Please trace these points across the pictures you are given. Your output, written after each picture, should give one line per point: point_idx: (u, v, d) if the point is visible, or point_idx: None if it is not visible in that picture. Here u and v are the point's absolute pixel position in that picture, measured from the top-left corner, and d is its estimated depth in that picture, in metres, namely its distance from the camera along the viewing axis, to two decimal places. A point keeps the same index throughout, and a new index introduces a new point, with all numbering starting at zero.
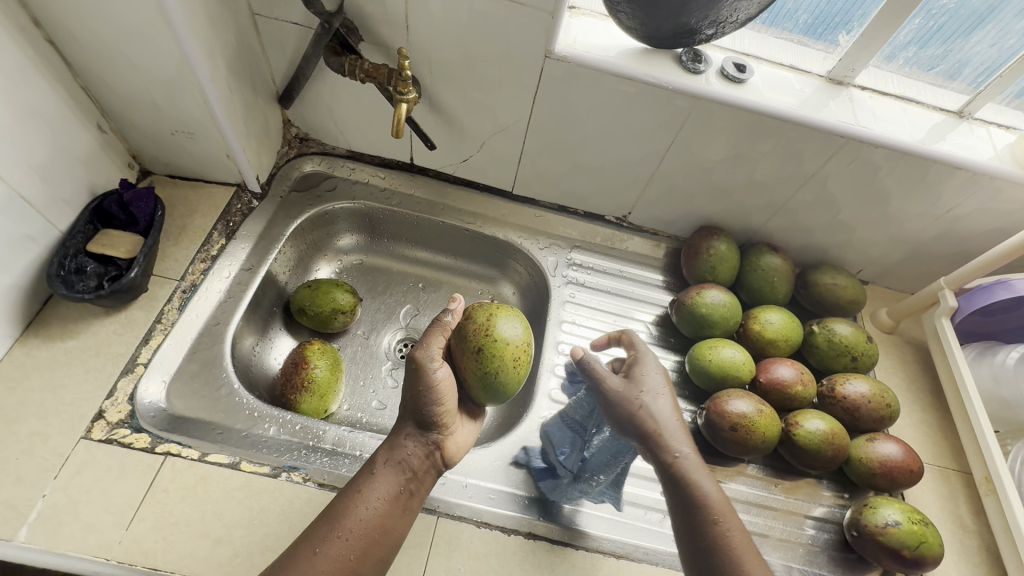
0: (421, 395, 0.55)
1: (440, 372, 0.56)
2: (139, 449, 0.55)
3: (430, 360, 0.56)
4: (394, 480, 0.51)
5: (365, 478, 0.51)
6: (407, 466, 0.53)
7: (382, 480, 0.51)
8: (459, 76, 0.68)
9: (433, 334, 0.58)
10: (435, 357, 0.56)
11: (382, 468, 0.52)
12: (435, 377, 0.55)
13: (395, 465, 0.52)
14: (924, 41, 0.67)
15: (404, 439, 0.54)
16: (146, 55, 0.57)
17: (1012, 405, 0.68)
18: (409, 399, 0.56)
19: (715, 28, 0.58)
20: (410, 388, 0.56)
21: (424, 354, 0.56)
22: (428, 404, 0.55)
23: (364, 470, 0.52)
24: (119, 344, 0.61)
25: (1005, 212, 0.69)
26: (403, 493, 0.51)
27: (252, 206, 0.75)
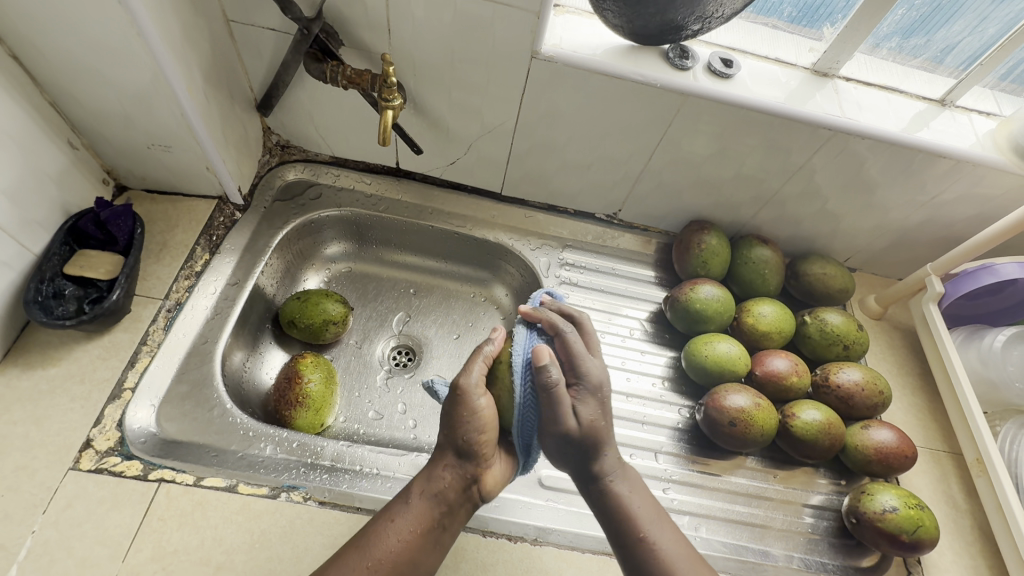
0: (460, 423, 0.52)
1: (483, 401, 0.52)
2: (131, 477, 0.53)
3: (474, 387, 0.52)
4: (427, 512, 0.50)
5: (399, 507, 0.50)
6: (442, 497, 0.51)
7: (415, 511, 0.50)
8: (444, 79, 0.66)
9: (476, 358, 0.54)
10: (479, 384, 0.53)
11: (417, 498, 0.50)
12: (478, 407, 0.52)
13: (431, 496, 0.51)
14: (907, 31, 0.68)
15: (443, 469, 0.52)
16: (118, 68, 0.55)
17: (999, 386, 0.70)
18: (451, 424, 0.53)
19: (702, 24, 0.58)
20: (452, 414, 0.52)
21: (469, 381, 0.52)
22: (468, 433, 0.52)
23: (399, 497, 0.51)
24: (104, 369, 0.59)
25: (987, 197, 0.70)
26: (435, 527, 0.50)
27: (235, 218, 0.73)
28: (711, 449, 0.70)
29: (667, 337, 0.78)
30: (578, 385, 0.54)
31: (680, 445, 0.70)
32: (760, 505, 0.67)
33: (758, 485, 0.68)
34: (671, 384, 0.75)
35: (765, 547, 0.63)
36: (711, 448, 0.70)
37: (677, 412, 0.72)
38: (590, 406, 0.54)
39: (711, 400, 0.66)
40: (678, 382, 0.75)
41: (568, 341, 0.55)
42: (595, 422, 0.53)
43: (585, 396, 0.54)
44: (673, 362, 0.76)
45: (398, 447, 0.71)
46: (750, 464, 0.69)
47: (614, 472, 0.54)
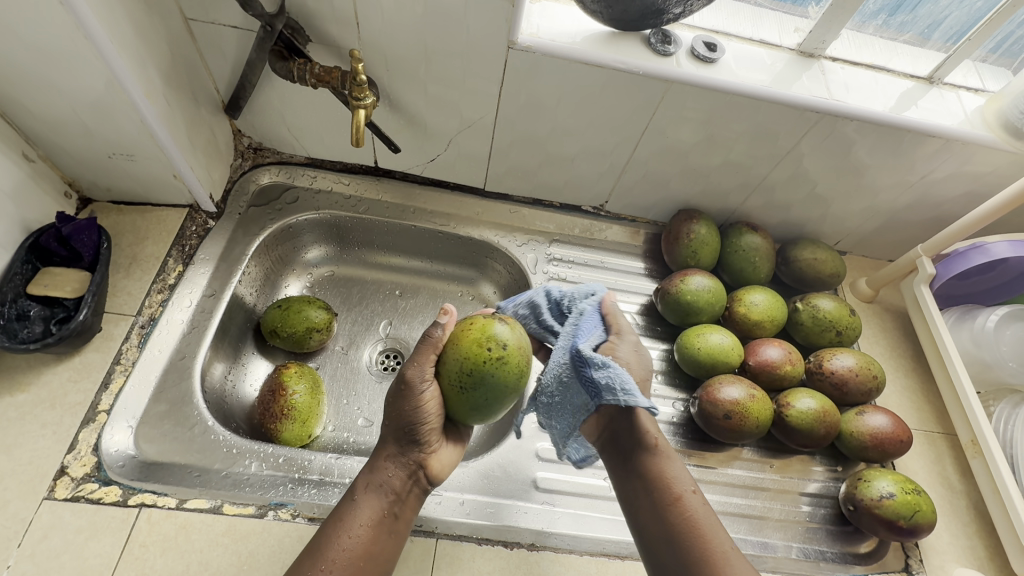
0: (403, 414, 0.51)
1: (428, 391, 0.50)
2: (109, 504, 0.51)
3: (418, 379, 0.50)
4: (377, 505, 0.49)
5: (347, 507, 0.48)
6: (391, 488, 0.50)
7: (365, 506, 0.49)
8: (419, 74, 0.64)
9: (425, 346, 0.50)
10: (426, 375, 0.50)
11: (364, 493, 0.49)
12: (422, 398, 0.50)
13: (377, 489, 0.50)
14: (893, 9, 0.67)
15: (385, 460, 0.51)
16: (70, 76, 0.52)
17: (991, 366, 0.70)
18: (391, 414, 0.51)
19: (683, 6, 0.55)
20: (394, 408, 0.51)
21: (415, 374, 0.50)
22: (416, 423, 0.50)
23: (345, 497, 0.50)
24: (76, 392, 0.57)
25: (977, 176, 0.69)
26: (386, 517, 0.49)
27: (208, 226, 0.70)
28: (706, 442, 0.69)
29: (660, 330, 0.77)
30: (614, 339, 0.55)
31: (676, 439, 0.69)
32: (757, 496, 0.66)
33: (754, 475, 0.67)
34: (664, 377, 0.74)
35: (764, 540, 0.63)
36: (706, 441, 0.69)
37: (671, 406, 0.71)
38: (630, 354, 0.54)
39: (705, 392, 0.65)
40: (672, 375, 0.74)
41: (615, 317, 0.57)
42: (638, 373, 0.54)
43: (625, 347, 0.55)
44: (666, 356, 0.75)
45: None
46: (746, 455, 0.69)
47: (688, 485, 0.49)
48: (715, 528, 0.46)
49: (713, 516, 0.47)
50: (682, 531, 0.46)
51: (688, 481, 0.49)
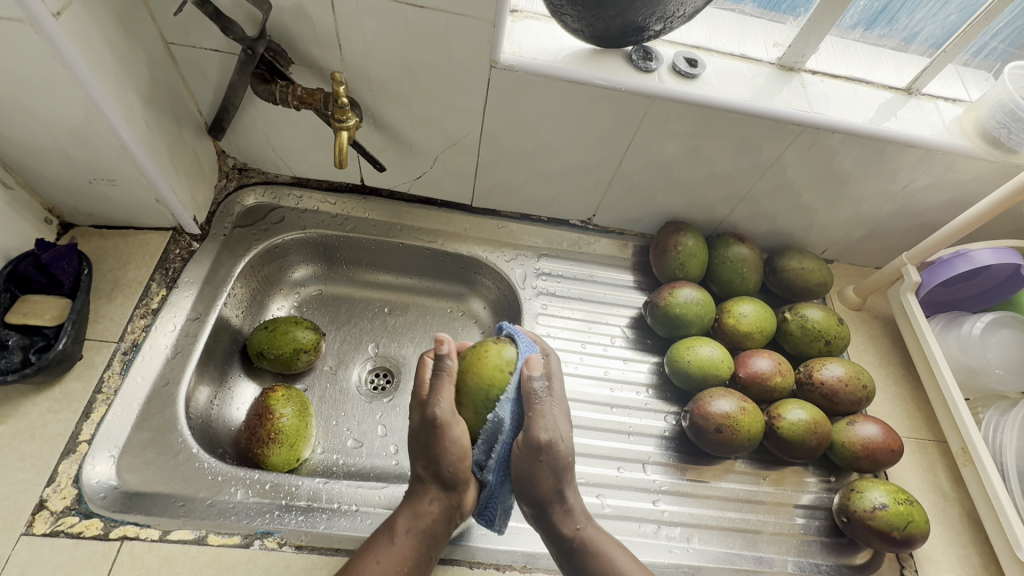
0: (441, 454, 0.52)
1: (458, 429, 0.51)
2: (90, 538, 0.50)
3: (449, 416, 0.51)
4: (413, 547, 0.50)
5: (385, 546, 0.49)
6: (428, 530, 0.51)
7: (403, 547, 0.49)
8: (403, 93, 0.64)
9: (438, 375, 0.53)
10: (451, 413, 0.51)
11: (405, 534, 0.50)
12: (455, 435, 0.51)
13: (418, 532, 0.50)
14: (871, 22, 0.69)
15: (428, 502, 0.52)
16: (49, 104, 0.51)
17: (979, 372, 0.70)
18: (429, 451, 0.52)
19: (663, 24, 0.55)
20: (431, 448, 0.52)
21: (444, 412, 0.51)
22: (450, 464, 0.52)
23: (383, 534, 0.50)
24: (56, 423, 0.55)
25: (958, 183, 0.70)
26: (422, 560, 0.50)
27: (193, 248, 0.70)
28: (699, 456, 0.68)
29: (650, 343, 0.77)
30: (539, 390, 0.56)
31: (668, 454, 0.68)
32: (751, 510, 0.66)
33: (748, 488, 0.67)
34: (656, 391, 0.73)
35: (758, 554, 0.63)
36: (699, 455, 0.68)
37: (663, 420, 0.71)
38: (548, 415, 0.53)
39: (696, 406, 0.65)
40: (663, 389, 0.73)
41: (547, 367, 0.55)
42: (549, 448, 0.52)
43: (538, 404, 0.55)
44: (656, 368, 0.75)
45: (380, 476, 0.68)
46: (739, 468, 0.68)
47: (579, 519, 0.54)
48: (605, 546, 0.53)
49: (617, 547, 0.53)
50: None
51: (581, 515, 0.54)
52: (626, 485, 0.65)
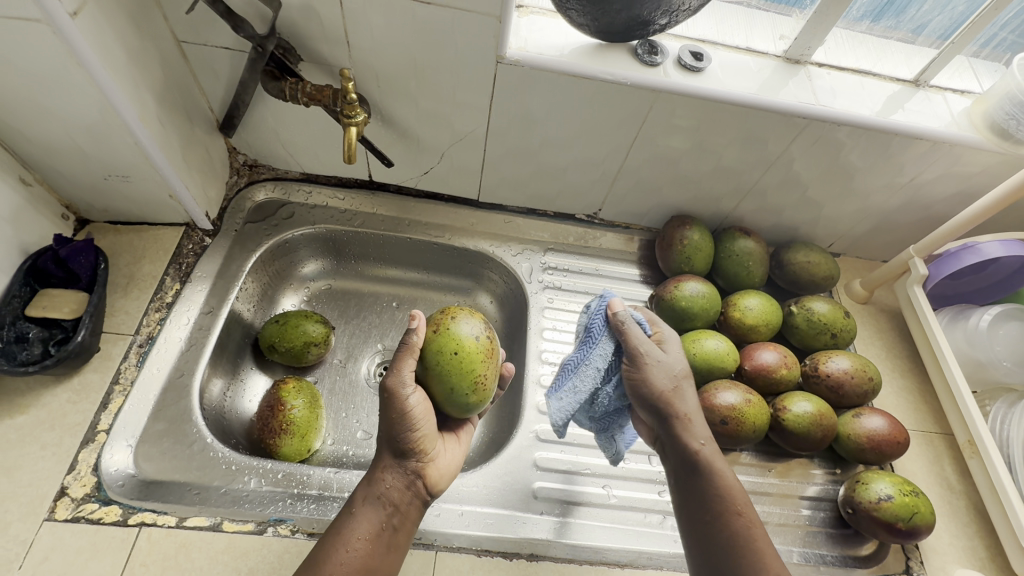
0: (393, 422, 0.52)
1: (414, 397, 0.52)
2: (109, 524, 0.52)
3: (406, 385, 0.52)
4: (375, 517, 0.49)
5: (344, 518, 0.49)
6: (388, 500, 0.50)
7: (362, 518, 0.49)
8: (410, 89, 0.65)
9: (404, 359, 0.53)
10: (409, 382, 0.52)
11: (362, 505, 0.50)
12: (410, 403, 0.52)
13: (375, 501, 0.50)
14: (878, 14, 0.69)
15: (382, 472, 0.52)
16: (65, 102, 0.52)
17: (986, 365, 0.70)
18: (384, 425, 0.53)
19: (669, 17, 0.56)
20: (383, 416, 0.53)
21: (398, 380, 0.52)
22: (404, 431, 0.52)
23: (344, 508, 0.50)
24: (75, 413, 0.57)
25: (966, 176, 0.70)
26: (386, 530, 0.49)
27: (205, 244, 0.71)
28: None
29: None
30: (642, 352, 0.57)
31: None
32: (757, 501, 0.66)
33: (753, 480, 0.67)
34: None
35: None
36: None
37: None
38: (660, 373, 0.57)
39: (702, 398, 0.66)
40: None
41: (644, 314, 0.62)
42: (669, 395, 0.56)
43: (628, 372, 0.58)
44: None
45: None
46: (745, 460, 0.69)
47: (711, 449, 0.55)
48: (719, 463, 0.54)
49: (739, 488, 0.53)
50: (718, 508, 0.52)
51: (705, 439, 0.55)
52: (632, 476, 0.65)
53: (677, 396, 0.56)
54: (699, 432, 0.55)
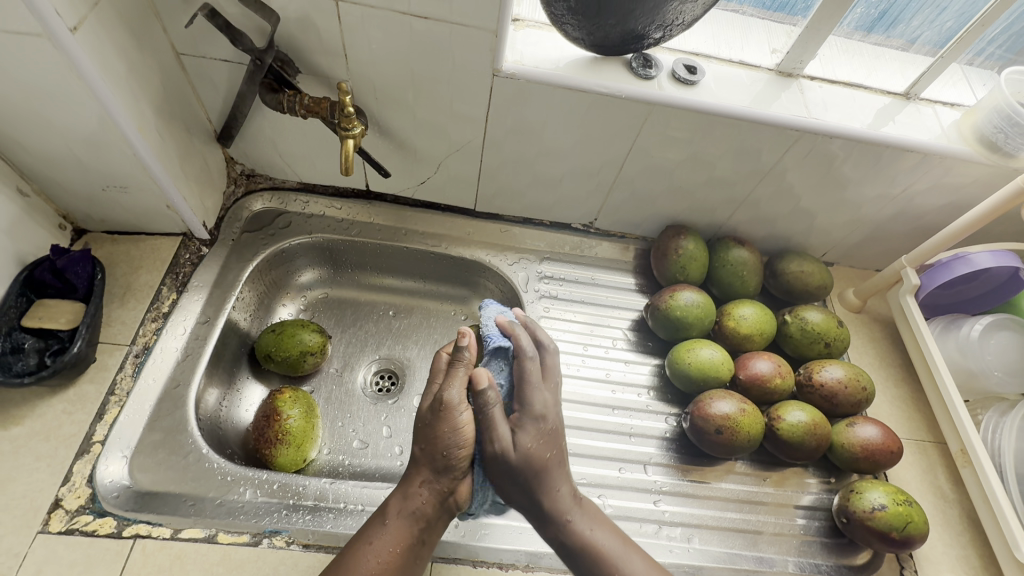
0: (439, 439, 0.51)
1: (465, 416, 0.52)
2: (104, 536, 0.52)
3: (457, 403, 0.51)
4: (406, 529, 0.50)
5: (376, 528, 0.50)
6: (421, 515, 0.50)
7: (394, 531, 0.49)
8: (408, 101, 0.65)
9: (456, 372, 0.53)
10: (461, 400, 0.52)
11: (395, 518, 0.50)
12: (459, 422, 0.51)
13: (409, 514, 0.50)
14: (870, 28, 0.70)
15: (419, 486, 0.51)
16: (65, 115, 0.53)
17: (978, 374, 0.71)
18: (429, 437, 0.52)
19: (663, 31, 0.56)
20: (430, 430, 0.52)
21: (453, 396, 0.51)
22: (450, 447, 0.51)
23: (376, 517, 0.51)
24: (71, 424, 0.57)
25: (957, 187, 0.71)
26: (415, 543, 0.50)
27: (202, 253, 0.71)
28: (700, 456, 0.69)
29: (651, 345, 0.78)
30: (519, 413, 0.54)
31: (670, 455, 0.69)
32: (751, 511, 0.66)
33: (748, 489, 0.68)
34: (657, 393, 0.74)
35: (758, 552, 0.63)
36: (700, 456, 0.69)
37: (664, 421, 0.72)
38: (530, 433, 0.53)
39: (696, 407, 0.66)
40: (664, 390, 0.74)
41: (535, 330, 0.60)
42: (534, 450, 0.52)
43: (526, 425, 0.53)
44: (658, 370, 0.76)
45: (385, 476, 0.69)
46: (740, 469, 0.69)
47: (572, 511, 0.53)
48: (590, 523, 0.53)
49: (615, 539, 0.53)
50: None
51: (571, 501, 0.53)
52: (628, 486, 0.66)
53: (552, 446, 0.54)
54: (558, 480, 0.53)
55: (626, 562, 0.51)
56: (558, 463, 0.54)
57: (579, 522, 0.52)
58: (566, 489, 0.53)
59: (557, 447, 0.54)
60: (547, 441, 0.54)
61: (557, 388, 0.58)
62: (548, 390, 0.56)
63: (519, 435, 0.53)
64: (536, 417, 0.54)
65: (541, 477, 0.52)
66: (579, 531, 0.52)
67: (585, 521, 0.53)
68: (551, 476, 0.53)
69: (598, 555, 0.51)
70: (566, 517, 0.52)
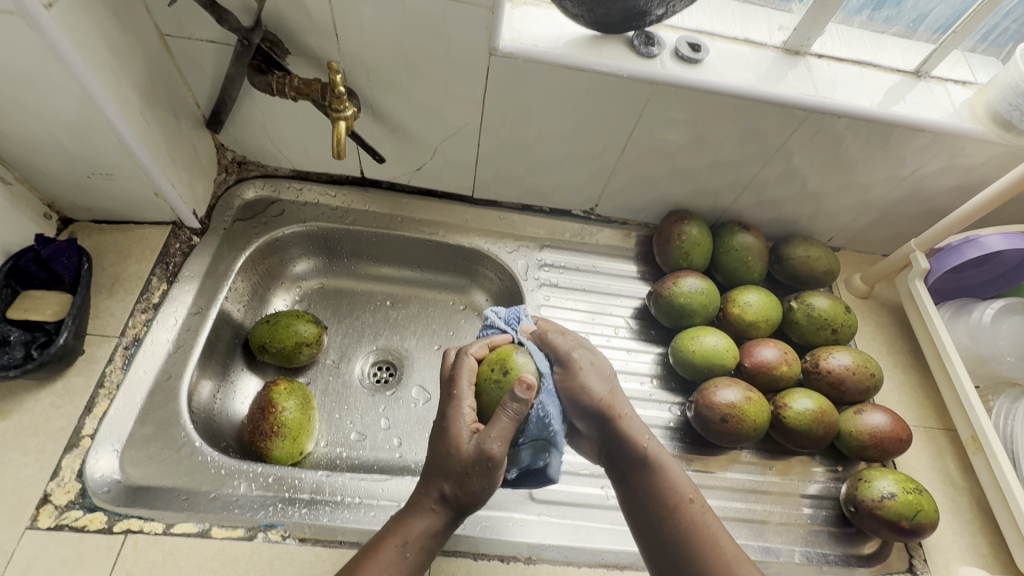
0: (475, 482, 0.46)
1: (506, 467, 0.47)
2: (94, 532, 0.51)
3: (502, 458, 0.46)
4: (421, 566, 0.46)
5: (396, 567, 0.45)
6: (433, 546, 0.47)
7: (410, 566, 0.45)
8: (402, 83, 0.63)
9: (506, 420, 0.46)
10: (507, 456, 0.46)
11: (415, 553, 0.46)
12: (500, 475, 0.47)
13: (426, 550, 0.47)
14: (878, 4, 0.67)
15: (442, 522, 0.47)
16: (44, 98, 0.51)
17: (989, 360, 0.69)
18: (464, 478, 0.46)
19: (665, 6, 0.54)
20: (467, 471, 0.46)
21: (502, 453, 0.45)
22: (479, 493, 0.47)
23: (392, 547, 0.45)
24: (59, 418, 0.55)
25: (968, 168, 0.69)
26: (421, 573, 0.47)
27: (193, 242, 0.70)
28: (704, 446, 0.68)
29: (654, 333, 0.76)
30: (564, 364, 0.54)
31: (674, 444, 0.68)
32: (757, 500, 0.65)
33: (753, 479, 0.66)
34: (660, 382, 0.73)
35: (764, 543, 0.62)
36: (704, 445, 0.68)
37: (668, 411, 0.70)
38: (594, 373, 0.55)
39: (701, 396, 0.65)
40: (667, 379, 0.73)
41: (551, 336, 0.56)
42: (603, 388, 0.54)
43: (586, 367, 0.55)
44: (661, 359, 0.74)
45: (384, 468, 0.68)
46: (745, 458, 0.68)
47: (659, 450, 0.53)
48: (672, 465, 0.53)
49: (690, 486, 0.52)
50: (677, 519, 0.50)
51: (656, 446, 0.54)
52: None
53: (616, 399, 0.55)
54: (627, 422, 0.54)
55: (702, 510, 0.50)
56: (625, 405, 0.56)
57: (665, 465, 0.53)
58: (648, 437, 0.54)
59: (618, 390, 0.56)
60: (608, 381, 0.56)
61: (598, 361, 0.56)
62: (590, 366, 0.55)
63: (589, 376, 0.54)
64: (603, 369, 0.56)
65: (608, 414, 0.54)
66: (664, 471, 0.52)
67: (661, 467, 0.53)
68: (619, 418, 0.54)
69: (676, 496, 0.51)
70: (653, 457, 0.53)
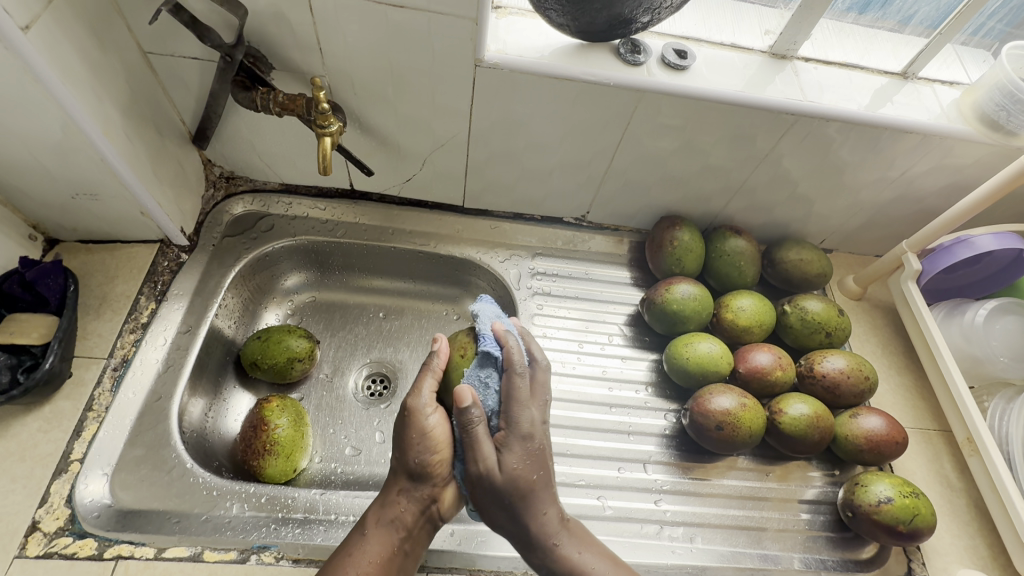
0: (410, 443, 0.50)
1: (433, 419, 0.51)
2: (85, 558, 0.50)
3: (425, 406, 0.51)
4: (386, 539, 0.48)
5: (356, 541, 0.48)
6: (400, 523, 0.49)
7: (375, 541, 0.48)
8: (388, 96, 0.63)
9: (423, 380, 0.53)
10: (429, 402, 0.51)
11: (375, 528, 0.49)
12: (428, 425, 0.50)
13: (388, 524, 0.49)
14: (864, 7, 0.67)
15: (397, 494, 0.50)
16: (25, 121, 0.50)
17: (983, 360, 0.69)
18: (399, 442, 0.51)
19: (651, 15, 0.54)
20: (402, 435, 0.51)
21: (417, 401, 0.51)
22: (419, 453, 0.50)
23: (356, 529, 0.50)
24: (47, 442, 0.55)
25: (958, 168, 0.69)
26: (397, 553, 0.48)
27: (181, 260, 0.69)
28: (700, 453, 0.68)
29: (648, 340, 0.76)
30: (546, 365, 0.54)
31: (670, 452, 0.67)
32: (755, 507, 0.65)
33: (751, 485, 0.66)
34: (655, 389, 0.72)
35: (762, 549, 0.62)
36: (700, 452, 0.68)
37: (664, 418, 0.70)
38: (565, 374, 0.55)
39: (696, 403, 0.64)
40: (663, 386, 0.73)
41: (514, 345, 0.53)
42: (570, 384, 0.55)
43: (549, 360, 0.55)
44: (655, 366, 0.74)
45: (379, 483, 0.68)
46: (742, 464, 0.67)
47: None
48: None
49: None
50: None
51: None
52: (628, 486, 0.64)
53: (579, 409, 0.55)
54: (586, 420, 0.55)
55: None
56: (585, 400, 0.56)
57: None
58: None
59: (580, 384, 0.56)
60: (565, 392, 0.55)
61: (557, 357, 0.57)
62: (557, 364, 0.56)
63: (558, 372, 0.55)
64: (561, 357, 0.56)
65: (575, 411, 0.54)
66: None
67: None
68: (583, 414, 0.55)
69: None
70: None
